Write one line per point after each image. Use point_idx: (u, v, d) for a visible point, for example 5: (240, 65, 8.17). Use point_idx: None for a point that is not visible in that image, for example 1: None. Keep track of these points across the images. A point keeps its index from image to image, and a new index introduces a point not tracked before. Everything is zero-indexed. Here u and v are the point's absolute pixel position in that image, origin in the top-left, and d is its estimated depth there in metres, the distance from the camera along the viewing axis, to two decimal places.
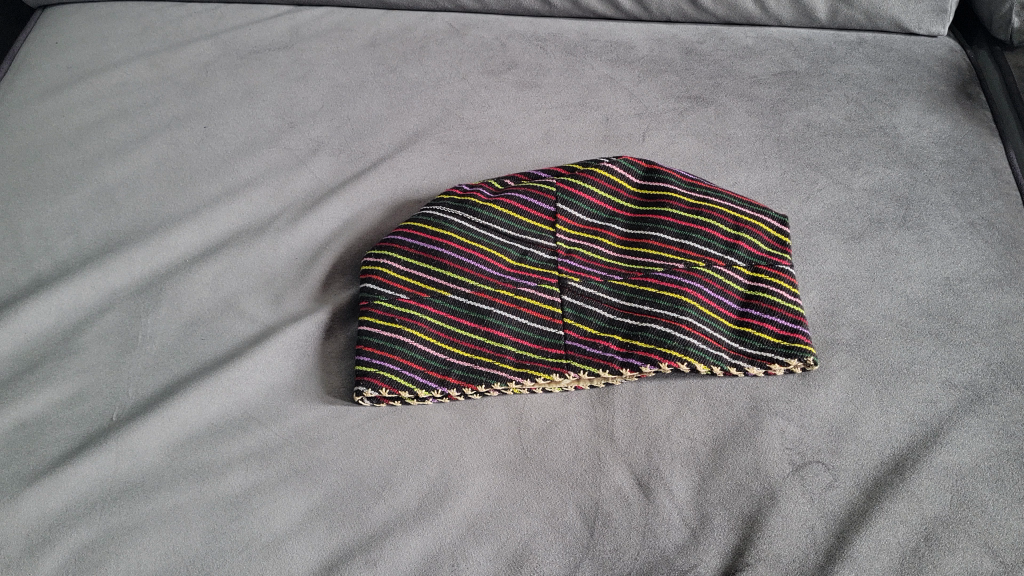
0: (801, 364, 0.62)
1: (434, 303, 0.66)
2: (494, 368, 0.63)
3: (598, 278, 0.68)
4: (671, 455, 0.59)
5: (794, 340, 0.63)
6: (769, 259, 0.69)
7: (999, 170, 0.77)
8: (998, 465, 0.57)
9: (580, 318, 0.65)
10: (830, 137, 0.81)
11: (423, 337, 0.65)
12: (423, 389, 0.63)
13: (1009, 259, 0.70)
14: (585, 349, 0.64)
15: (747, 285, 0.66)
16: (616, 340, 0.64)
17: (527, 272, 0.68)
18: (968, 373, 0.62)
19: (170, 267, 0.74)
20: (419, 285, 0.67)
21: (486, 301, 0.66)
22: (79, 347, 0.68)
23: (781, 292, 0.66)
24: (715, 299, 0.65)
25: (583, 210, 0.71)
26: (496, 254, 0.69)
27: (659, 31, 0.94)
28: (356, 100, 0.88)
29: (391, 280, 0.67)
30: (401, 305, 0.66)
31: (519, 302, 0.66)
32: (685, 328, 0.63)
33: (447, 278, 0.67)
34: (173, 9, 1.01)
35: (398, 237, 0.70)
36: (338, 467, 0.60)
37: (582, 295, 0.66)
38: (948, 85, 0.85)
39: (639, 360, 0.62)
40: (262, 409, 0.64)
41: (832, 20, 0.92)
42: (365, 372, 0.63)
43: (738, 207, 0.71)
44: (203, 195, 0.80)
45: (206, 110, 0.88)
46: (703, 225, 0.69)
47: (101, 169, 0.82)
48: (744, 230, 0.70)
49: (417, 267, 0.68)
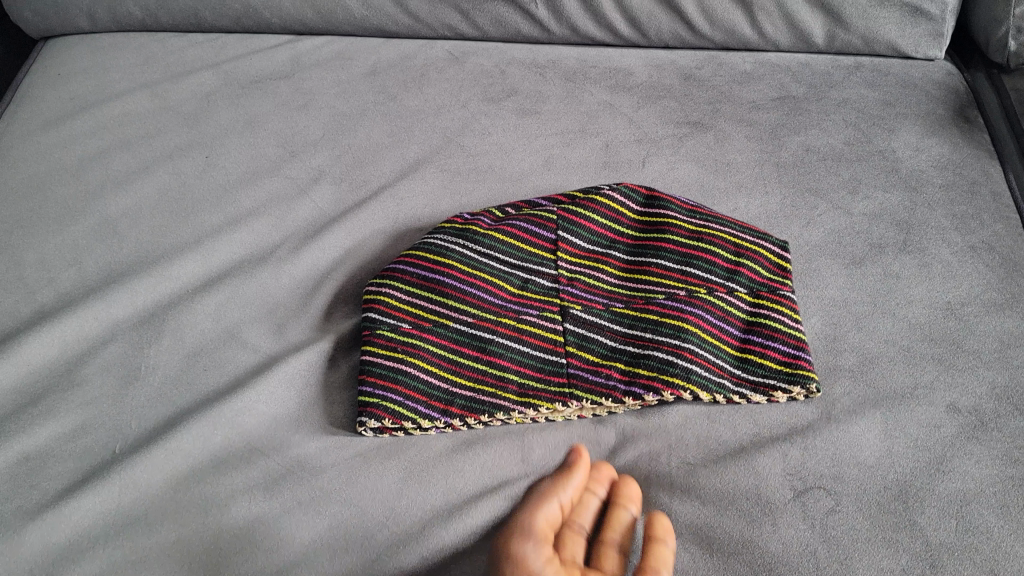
0: (805, 392, 0.62)
1: (437, 332, 0.66)
2: (496, 398, 0.63)
3: (600, 305, 0.68)
4: (672, 481, 0.60)
5: (797, 366, 0.63)
6: (770, 285, 0.69)
7: (999, 193, 0.77)
8: (1003, 491, 0.57)
9: (582, 346, 0.65)
10: (829, 161, 0.81)
11: (425, 366, 0.65)
12: (426, 420, 0.63)
13: (1010, 282, 0.70)
14: (587, 377, 0.64)
15: (748, 312, 0.66)
16: (619, 368, 0.64)
17: (529, 300, 0.68)
18: (972, 397, 0.62)
19: (172, 298, 0.74)
20: (422, 315, 0.67)
21: (488, 329, 0.66)
22: (82, 380, 0.68)
23: (783, 317, 0.66)
24: (716, 326, 0.65)
25: (584, 237, 0.72)
26: (498, 282, 0.69)
27: (658, 57, 0.94)
28: (357, 128, 0.88)
29: (393, 308, 0.67)
30: (404, 334, 0.66)
31: (522, 330, 0.66)
32: (687, 355, 0.63)
33: (449, 307, 0.67)
34: (174, 40, 1.02)
35: (398, 267, 0.70)
36: (339, 493, 0.60)
37: (584, 323, 0.66)
38: (946, 108, 0.86)
39: (641, 388, 0.62)
40: (265, 440, 0.64)
41: (829, 45, 0.92)
42: (367, 402, 0.63)
43: (739, 233, 0.72)
44: (206, 225, 0.80)
45: (207, 140, 0.88)
46: (704, 252, 0.70)
47: (103, 200, 0.82)
48: (745, 257, 0.70)
49: (420, 296, 0.68)
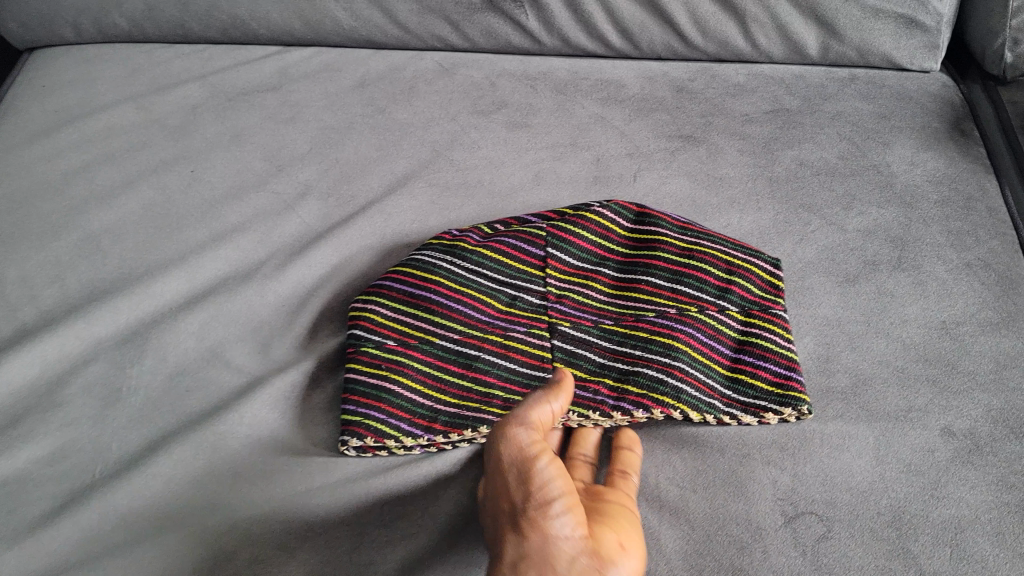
0: (795, 414, 0.61)
1: (422, 349, 0.65)
2: (481, 414, 0.62)
3: (589, 322, 0.67)
4: (661, 503, 0.58)
5: (788, 388, 0.62)
6: (762, 303, 0.67)
7: (995, 209, 0.76)
8: (999, 517, 0.56)
9: (571, 362, 0.64)
10: (822, 176, 0.80)
11: (409, 384, 0.63)
12: (410, 437, 0.61)
13: (1006, 300, 0.69)
14: (574, 394, 0.63)
15: (740, 330, 0.65)
16: (607, 384, 0.63)
17: (516, 317, 0.67)
18: (967, 420, 0.61)
19: (155, 316, 0.73)
20: (407, 331, 0.66)
21: (474, 346, 0.65)
22: (62, 401, 0.67)
23: (774, 336, 0.65)
24: (707, 344, 0.64)
25: (573, 254, 0.71)
26: (486, 298, 0.68)
27: (650, 69, 0.93)
28: (345, 142, 0.87)
29: (379, 325, 0.66)
30: (388, 351, 0.64)
31: (509, 347, 0.65)
32: (677, 373, 0.62)
33: (435, 324, 0.66)
34: (161, 51, 1.01)
35: (383, 283, 0.69)
36: (324, 515, 0.59)
37: (572, 339, 0.65)
38: (942, 121, 0.85)
39: (630, 405, 0.61)
40: (248, 463, 0.62)
41: (823, 56, 0.91)
42: (350, 421, 0.61)
43: (730, 251, 0.71)
44: (190, 241, 0.78)
45: (193, 154, 0.87)
46: (695, 269, 0.69)
47: (87, 216, 0.81)
48: (737, 274, 0.69)
49: (405, 313, 0.67)
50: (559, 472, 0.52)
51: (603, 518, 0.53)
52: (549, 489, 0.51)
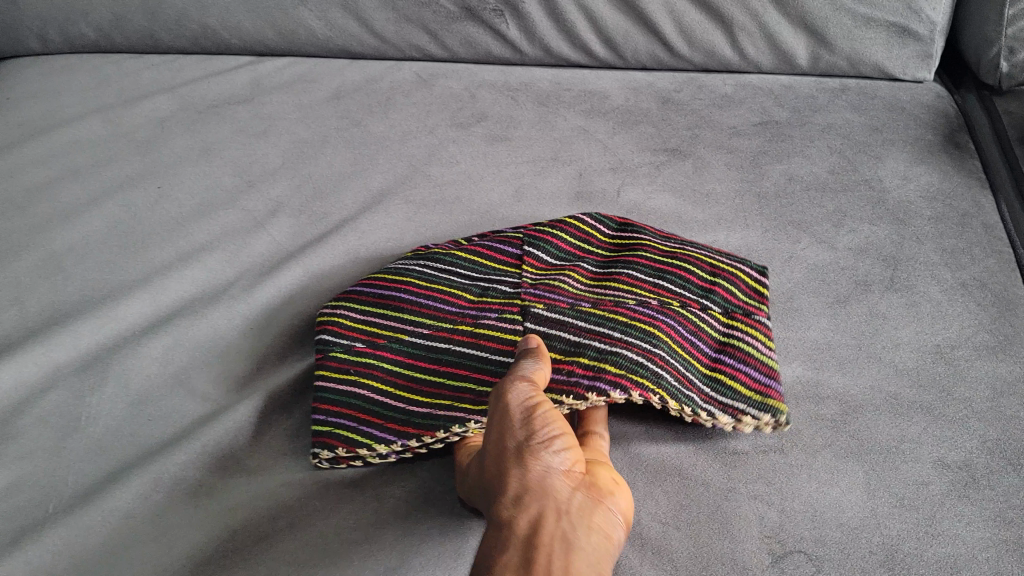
0: (772, 422, 0.57)
1: (391, 348, 0.62)
2: (452, 410, 0.58)
3: (564, 304, 0.63)
4: (643, 541, 0.55)
5: (769, 395, 0.58)
6: (746, 307, 0.65)
7: (990, 226, 0.74)
8: (997, 555, 0.53)
9: (543, 344, 0.60)
10: (812, 191, 0.77)
11: (379, 387, 0.60)
12: (381, 443, 0.57)
13: (1003, 323, 0.66)
14: (547, 376, 0.58)
15: (721, 332, 0.62)
16: (582, 363, 0.58)
17: (488, 305, 0.64)
18: (962, 451, 0.59)
19: (117, 341, 0.70)
20: (375, 332, 0.63)
21: (444, 339, 0.62)
22: (17, 432, 0.64)
23: (756, 342, 0.62)
24: (687, 340, 0.61)
25: (551, 252, 0.69)
26: (457, 292, 0.66)
27: (635, 80, 0.91)
28: (319, 156, 0.84)
29: (347, 328, 0.63)
30: (357, 355, 0.62)
31: (478, 335, 0.62)
32: (657, 360, 0.58)
33: (404, 321, 0.63)
34: (131, 62, 0.98)
35: (353, 288, 0.67)
36: (283, 541, 0.55)
37: (547, 321, 0.61)
38: (936, 134, 0.82)
39: (607, 385, 0.56)
40: (209, 494, 0.59)
41: (813, 66, 0.88)
42: (320, 432, 0.58)
43: (715, 255, 0.69)
44: (155, 261, 0.76)
45: (161, 169, 0.84)
46: (678, 268, 0.67)
47: (49, 234, 0.78)
48: (721, 277, 0.67)
49: (374, 313, 0.64)
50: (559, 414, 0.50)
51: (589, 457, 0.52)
52: (550, 426, 0.49)
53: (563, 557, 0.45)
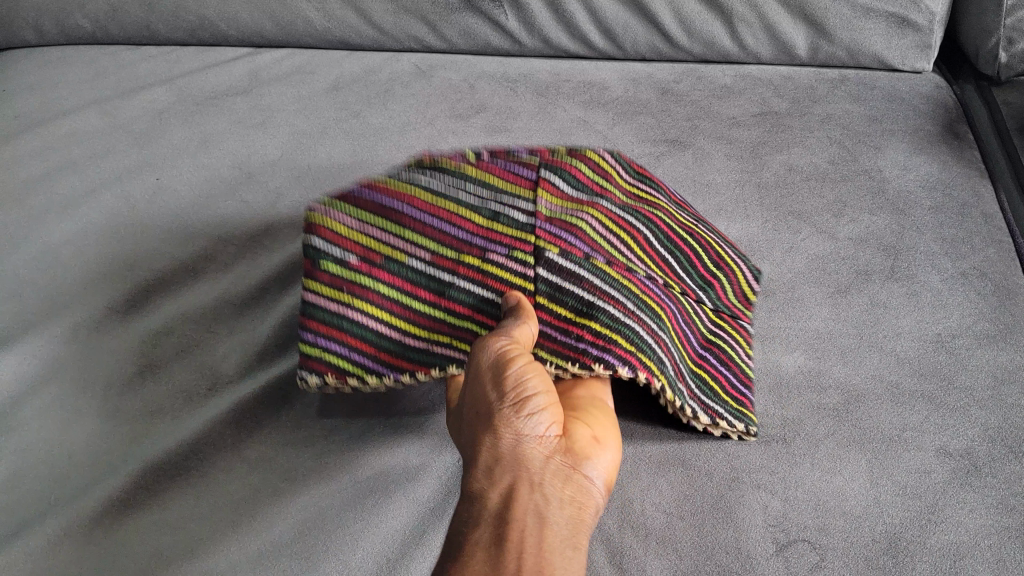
0: (742, 433, 0.59)
1: (388, 269, 0.59)
2: (451, 351, 0.58)
3: (580, 253, 0.60)
4: (647, 531, 0.55)
5: (742, 405, 0.60)
6: (736, 309, 0.67)
7: (990, 216, 0.74)
8: (999, 543, 0.53)
9: (553, 297, 0.59)
10: (812, 182, 0.77)
11: (375, 313, 0.59)
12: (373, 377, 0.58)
13: (1003, 312, 0.66)
14: (554, 338, 0.58)
15: (708, 329, 0.65)
16: (593, 330, 0.58)
17: (498, 235, 0.60)
18: (964, 440, 0.59)
19: (116, 332, 0.69)
20: (372, 245, 0.59)
21: (448, 269, 0.59)
22: (17, 425, 0.64)
23: (737, 346, 0.64)
24: (683, 332, 0.63)
25: (571, 184, 0.64)
26: (466, 214, 0.60)
27: (634, 71, 0.90)
28: (318, 148, 0.84)
29: (338, 236, 0.59)
30: (351, 270, 0.59)
31: (486, 273, 0.59)
32: (662, 345, 0.59)
33: (405, 240, 0.59)
34: (127, 54, 0.97)
35: (350, 186, 0.61)
36: (284, 535, 0.56)
37: (561, 271, 0.59)
38: (935, 124, 0.82)
39: (616, 360, 0.56)
40: (210, 486, 0.59)
41: (812, 56, 0.88)
42: (309, 355, 0.58)
43: (723, 245, 0.70)
44: (154, 252, 0.75)
45: (158, 161, 0.83)
46: (689, 250, 0.68)
47: (46, 226, 0.78)
48: (724, 271, 0.68)
49: (371, 224, 0.59)
50: (535, 382, 0.51)
51: (570, 426, 0.53)
52: (524, 398, 0.50)
53: (535, 532, 0.46)
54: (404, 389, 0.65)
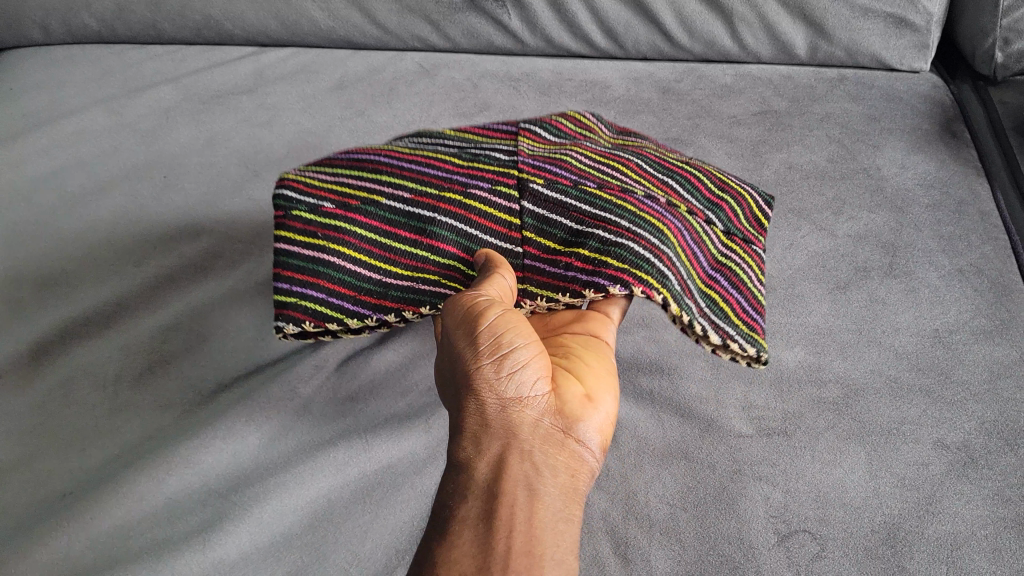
0: (752, 357, 0.59)
1: (365, 212, 0.59)
2: (439, 289, 0.59)
3: (567, 183, 0.60)
4: (651, 523, 0.56)
5: (751, 329, 0.60)
6: (744, 236, 0.65)
7: (986, 214, 0.75)
8: (995, 533, 0.55)
9: (542, 231, 0.59)
10: (812, 180, 0.78)
11: (352, 256, 0.58)
12: (355, 319, 0.58)
13: (1000, 308, 0.68)
14: (543, 270, 0.58)
15: (719, 252, 0.63)
16: (581, 257, 0.57)
17: (480, 172, 0.61)
18: (961, 432, 0.60)
19: (127, 327, 0.70)
20: (348, 192, 0.60)
21: (428, 207, 0.59)
22: (30, 419, 0.65)
23: (748, 270, 0.64)
24: (691, 252, 0.60)
25: (550, 132, 0.67)
26: (445, 158, 0.62)
27: (635, 70, 0.91)
28: (324, 146, 0.85)
29: (313, 188, 0.60)
30: (325, 216, 0.59)
31: (469, 208, 0.59)
32: (664, 260, 0.56)
33: (382, 183, 0.60)
34: (133, 54, 0.98)
35: (330, 154, 0.64)
36: (301, 542, 0.58)
37: (545, 203, 0.59)
38: (932, 123, 0.83)
39: (606, 280, 0.54)
40: (224, 481, 0.61)
41: (811, 56, 0.89)
42: (284, 303, 0.57)
43: (728, 174, 0.67)
44: (163, 249, 0.76)
45: (166, 159, 0.84)
46: (690, 173, 0.65)
47: (56, 223, 0.78)
48: (730, 194, 0.65)
49: (347, 176, 0.61)
50: (512, 339, 0.50)
51: (560, 389, 0.52)
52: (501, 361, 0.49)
53: (525, 508, 0.44)
54: (410, 384, 0.66)
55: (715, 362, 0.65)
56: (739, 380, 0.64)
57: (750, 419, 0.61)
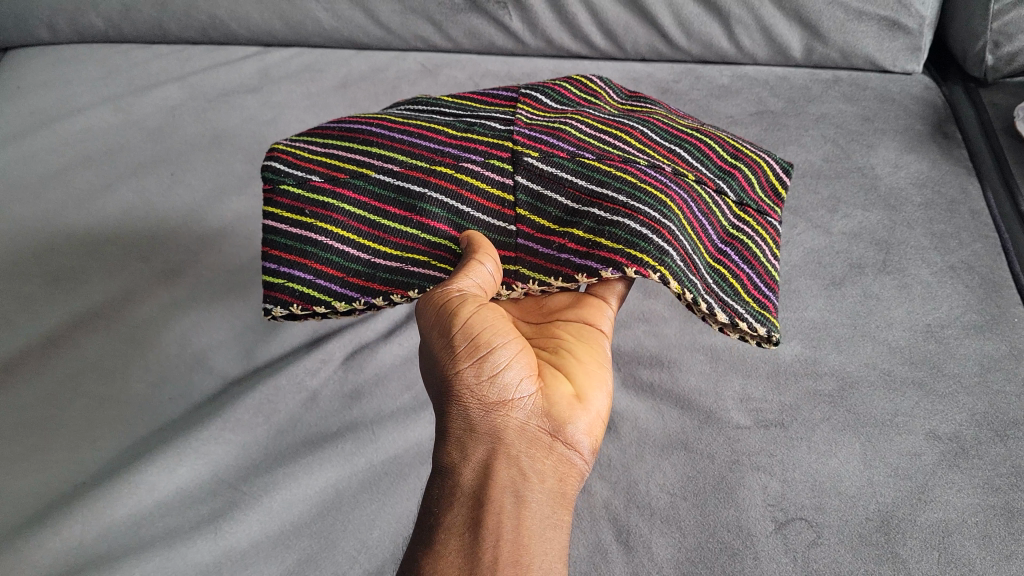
0: (762, 338, 0.55)
1: (353, 186, 0.57)
2: (428, 270, 0.56)
3: (563, 154, 0.57)
4: (652, 511, 0.58)
5: (762, 307, 0.57)
6: (760, 206, 0.61)
7: (977, 212, 0.77)
8: (985, 521, 0.56)
9: (536, 209, 0.55)
10: (807, 179, 0.80)
11: (341, 234, 0.56)
12: (341, 301, 0.56)
13: (989, 303, 0.69)
14: (535, 251, 0.55)
15: (731, 223, 0.59)
16: (575, 237, 0.53)
17: (473, 144, 0.58)
18: (953, 424, 0.62)
19: (138, 320, 0.72)
20: (337, 166, 0.58)
21: (418, 181, 0.56)
22: (43, 411, 0.66)
23: (761, 243, 0.59)
24: (699, 224, 0.55)
25: (551, 99, 0.64)
26: (439, 127, 0.59)
27: (634, 70, 0.94)
28: None
29: (302, 160, 0.58)
30: (313, 191, 0.57)
31: (461, 183, 0.56)
32: (664, 235, 0.51)
33: (371, 155, 0.58)
34: (139, 53, 1.00)
35: (323, 125, 0.62)
36: (310, 531, 0.59)
37: (540, 177, 0.56)
38: (925, 124, 0.85)
39: (599, 264, 0.51)
40: (234, 471, 0.63)
41: (807, 58, 0.91)
42: (271, 285, 0.56)
43: (740, 142, 0.64)
44: (171, 244, 0.77)
45: (172, 157, 0.85)
46: (698, 141, 0.61)
47: (64, 218, 0.80)
48: (743, 162, 0.61)
49: (337, 148, 0.59)
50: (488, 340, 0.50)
51: (551, 381, 0.52)
52: (478, 367, 0.49)
53: (512, 516, 0.45)
54: (415, 377, 0.68)
55: (714, 356, 0.67)
56: (737, 373, 0.65)
57: (748, 411, 0.63)
